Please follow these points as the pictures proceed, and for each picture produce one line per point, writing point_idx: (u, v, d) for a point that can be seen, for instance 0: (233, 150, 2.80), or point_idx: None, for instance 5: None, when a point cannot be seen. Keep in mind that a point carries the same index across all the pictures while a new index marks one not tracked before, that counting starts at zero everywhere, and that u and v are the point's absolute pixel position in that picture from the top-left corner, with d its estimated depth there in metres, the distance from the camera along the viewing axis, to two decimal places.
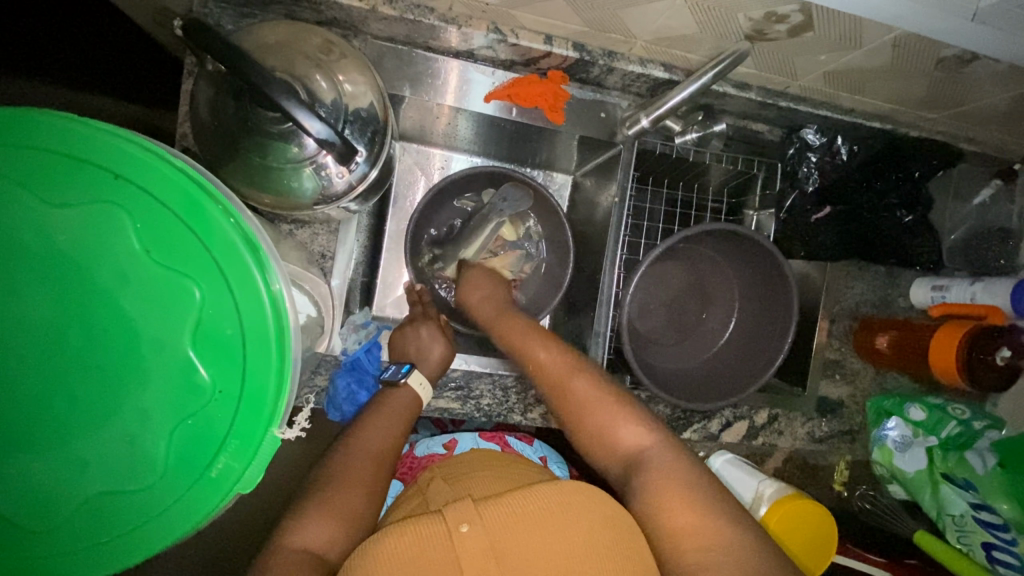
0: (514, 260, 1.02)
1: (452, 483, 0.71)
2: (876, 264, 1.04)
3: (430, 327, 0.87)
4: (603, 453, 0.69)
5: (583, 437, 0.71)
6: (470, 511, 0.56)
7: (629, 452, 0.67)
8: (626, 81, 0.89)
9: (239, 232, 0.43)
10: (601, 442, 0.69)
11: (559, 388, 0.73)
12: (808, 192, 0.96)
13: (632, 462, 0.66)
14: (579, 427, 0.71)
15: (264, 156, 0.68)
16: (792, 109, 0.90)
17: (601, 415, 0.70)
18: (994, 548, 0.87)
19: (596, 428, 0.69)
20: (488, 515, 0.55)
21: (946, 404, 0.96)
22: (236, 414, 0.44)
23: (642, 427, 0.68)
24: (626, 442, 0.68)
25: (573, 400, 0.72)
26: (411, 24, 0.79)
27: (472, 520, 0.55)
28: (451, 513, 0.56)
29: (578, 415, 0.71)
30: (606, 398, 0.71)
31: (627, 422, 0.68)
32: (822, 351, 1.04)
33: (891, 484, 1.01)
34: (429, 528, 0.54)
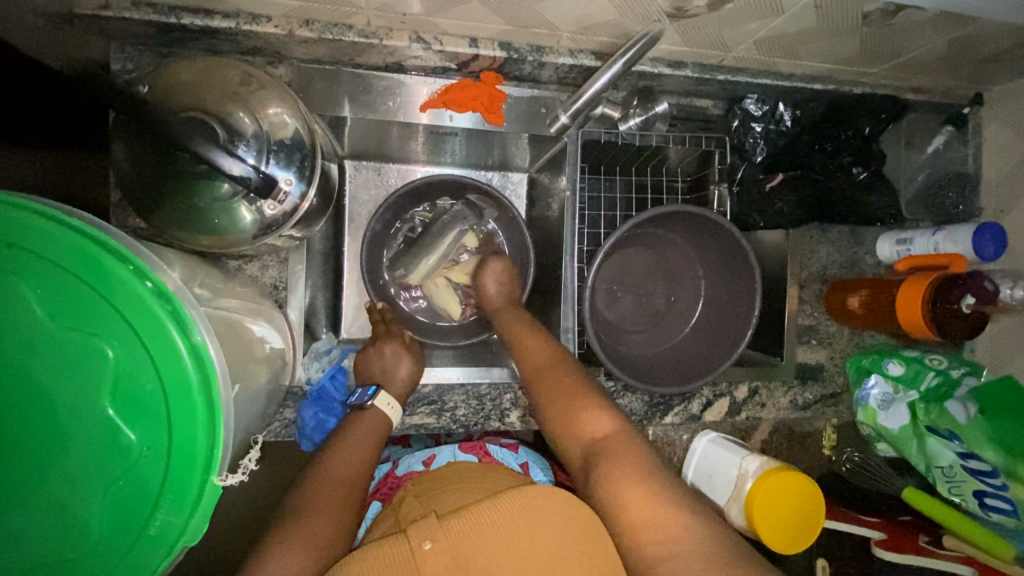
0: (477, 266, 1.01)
1: (424, 499, 0.71)
2: (839, 224, 1.03)
3: (396, 343, 0.87)
4: (569, 442, 0.68)
5: (551, 423, 0.71)
6: (434, 527, 0.55)
7: (590, 438, 0.65)
8: (560, 74, 0.88)
9: (147, 286, 0.42)
10: (566, 430, 0.68)
11: (539, 373, 0.75)
12: (757, 161, 0.97)
13: (593, 448, 0.64)
14: (548, 410, 0.71)
15: (193, 197, 0.67)
16: (733, 81, 0.90)
17: (569, 403, 0.69)
18: (986, 495, 0.85)
19: (565, 410, 0.69)
20: (452, 531, 0.54)
21: (923, 356, 0.97)
22: (168, 470, 0.43)
23: (605, 416, 0.66)
24: (589, 431, 0.66)
25: (551, 383, 0.73)
26: (332, 44, 0.78)
27: (435, 537, 0.54)
28: (415, 531, 0.55)
29: (549, 400, 0.72)
30: (577, 390, 0.70)
31: (591, 410, 0.67)
32: (796, 319, 1.03)
33: (880, 443, 1.01)
34: (392, 549, 0.54)
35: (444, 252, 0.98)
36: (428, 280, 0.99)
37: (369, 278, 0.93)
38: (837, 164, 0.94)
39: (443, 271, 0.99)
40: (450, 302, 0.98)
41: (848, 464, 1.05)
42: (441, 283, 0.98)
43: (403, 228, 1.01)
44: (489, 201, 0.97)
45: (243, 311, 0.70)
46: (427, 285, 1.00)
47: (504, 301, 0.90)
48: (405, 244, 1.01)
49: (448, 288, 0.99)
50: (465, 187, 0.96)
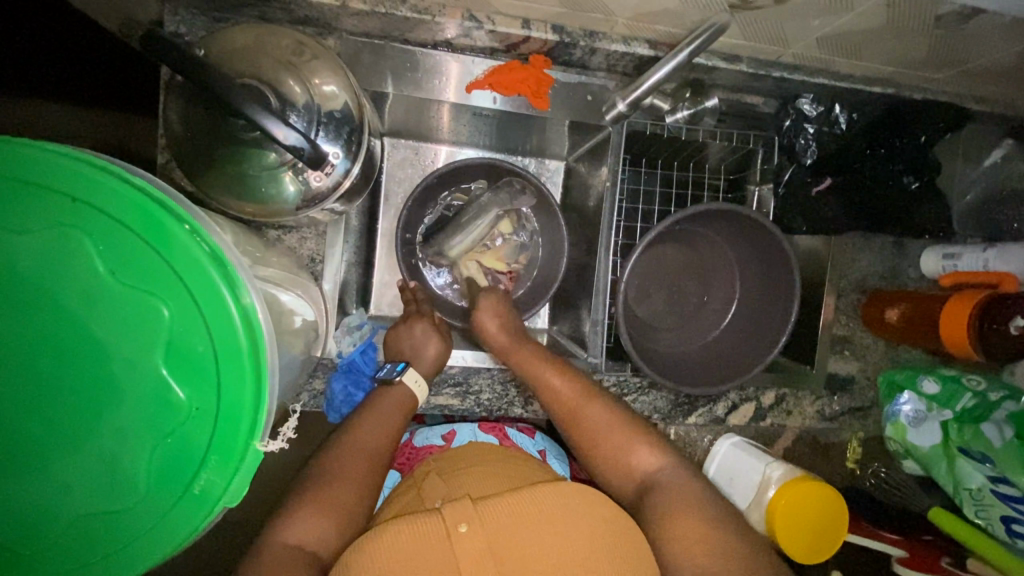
0: (508, 251, 1.02)
1: (448, 478, 0.72)
2: (883, 234, 1.01)
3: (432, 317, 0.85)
4: (618, 479, 0.71)
5: (596, 463, 0.73)
6: (468, 511, 0.55)
7: (645, 474, 0.70)
8: (611, 61, 0.86)
9: (205, 250, 0.43)
10: (615, 470, 0.72)
11: (571, 414, 0.74)
12: (806, 164, 0.93)
13: (648, 484, 0.68)
14: (593, 451, 0.73)
15: (241, 164, 0.67)
16: (787, 79, 0.87)
17: (615, 441, 0.72)
18: (1014, 522, 0.84)
19: (613, 450, 0.72)
20: (488, 517, 0.55)
21: (961, 376, 0.93)
22: (214, 431, 0.44)
23: (654, 451, 0.71)
24: (641, 466, 0.70)
25: (587, 423, 0.73)
26: (384, 18, 0.77)
27: (471, 520, 0.54)
28: (449, 512, 0.55)
29: (592, 442, 0.73)
30: (621, 427, 0.72)
31: (640, 446, 0.71)
32: (830, 328, 1.00)
33: (906, 460, 0.99)
34: (426, 526, 0.54)
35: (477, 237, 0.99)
36: (459, 261, 1.01)
37: (402, 253, 0.93)
38: (888, 172, 0.91)
39: (475, 253, 1.01)
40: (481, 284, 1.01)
41: (872, 478, 1.04)
42: (472, 267, 1.00)
43: (436, 208, 1.00)
44: (529, 186, 0.95)
45: (274, 278, 0.69)
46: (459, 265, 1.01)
47: (508, 338, 0.82)
48: (439, 224, 1.00)
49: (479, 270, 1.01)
50: (504, 170, 0.95)
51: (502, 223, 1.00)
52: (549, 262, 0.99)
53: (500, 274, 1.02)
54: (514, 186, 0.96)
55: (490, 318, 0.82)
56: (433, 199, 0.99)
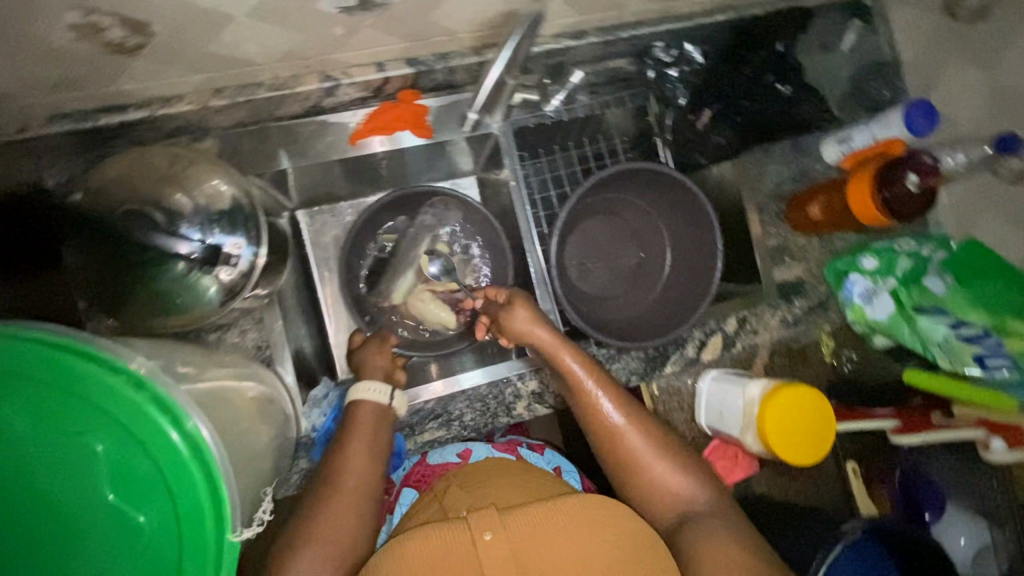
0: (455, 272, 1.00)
1: (471, 490, 0.73)
2: (780, 141, 1.04)
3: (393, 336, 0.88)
4: (652, 501, 0.79)
5: (635, 488, 0.80)
6: (493, 519, 0.58)
7: (677, 502, 0.78)
8: (474, 74, 0.89)
9: (147, 394, 0.45)
10: (647, 494, 0.80)
11: (617, 436, 0.80)
12: (682, 104, 0.99)
13: (683, 514, 0.77)
14: (633, 474, 0.80)
15: (149, 283, 0.69)
16: (637, 35, 0.92)
17: (659, 466, 0.79)
18: (985, 358, 0.87)
19: (652, 475, 0.79)
20: (512, 523, 0.58)
21: (892, 244, 1.00)
22: (184, 540, 0.46)
23: (690, 478, 0.79)
24: (678, 492, 0.78)
25: (629, 450, 0.80)
26: (248, 105, 0.80)
27: (495, 527, 0.57)
28: (475, 520, 0.58)
29: (632, 465, 0.80)
30: (661, 454, 0.80)
31: (677, 471, 0.79)
32: (764, 241, 1.04)
33: (875, 338, 1.02)
34: (453, 533, 0.57)
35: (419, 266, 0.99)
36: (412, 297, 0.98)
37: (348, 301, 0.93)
38: (758, 84, 0.97)
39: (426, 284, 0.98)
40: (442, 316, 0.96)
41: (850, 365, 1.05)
42: (426, 296, 0.96)
43: (364, 257, 1.00)
44: (450, 201, 0.97)
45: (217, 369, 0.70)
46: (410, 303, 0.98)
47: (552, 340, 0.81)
48: (372, 274, 1.00)
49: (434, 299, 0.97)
50: (417, 194, 0.95)
51: (440, 242, 1.01)
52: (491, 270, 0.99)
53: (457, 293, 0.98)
54: (434, 205, 0.98)
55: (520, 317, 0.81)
56: (359, 249, 0.98)
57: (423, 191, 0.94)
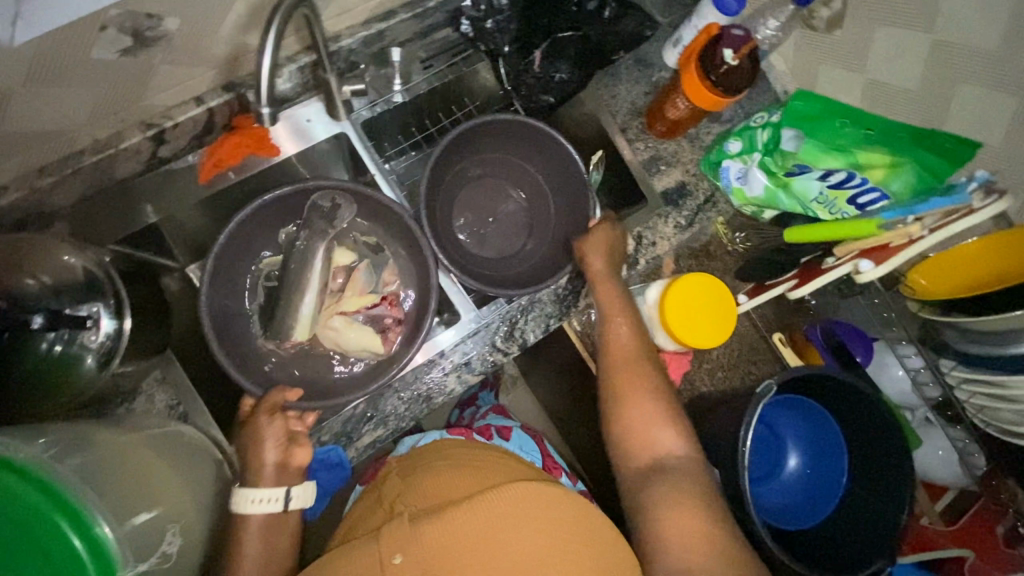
0: (365, 281, 0.96)
1: (408, 477, 0.71)
2: (621, 59, 1.06)
3: (290, 391, 0.80)
4: (635, 452, 0.81)
5: (620, 429, 0.83)
6: (403, 540, 0.56)
7: (658, 458, 0.79)
8: (298, 81, 0.90)
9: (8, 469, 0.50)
10: (628, 444, 0.82)
11: (626, 379, 0.85)
12: (507, 51, 1.00)
13: (659, 466, 0.79)
14: (621, 416, 0.83)
15: (20, 369, 0.70)
16: (445, 0, 0.94)
17: (661, 420, 0.82)
18: (858, 197, 0.91)
19: (646, 425, 0.82)
20: (420, 540, 0.55)
21: (749, 122, 1.02)
22: None
23: (683, 439, 0.81)
24: (668, 449, 0.80)
25: (632, 401, 0.83)
26: (78, 175, 0.80)
27: (403, 550, 0.55)
28: (388, 539, 0.56)
29: (627, 406, 0.83)
30: (669, 413, 0.83)
31: (674, 431, 0.81)
32: (636, 155, 1.05)
33: (765, 214, 1.04)
34: (368, 555, 0.56)
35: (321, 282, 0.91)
36: (321, 326, 0.92)
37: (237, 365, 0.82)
38: (575, 13, 1.01)
39: (334, 307, 0.93)
40: (364, 331, 0.91)
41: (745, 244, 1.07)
42: (338, 322, 0.91)
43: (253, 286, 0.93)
44: (339, 195, 0.90)
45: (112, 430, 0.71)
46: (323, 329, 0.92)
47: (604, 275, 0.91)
48: (270, 305, 0.92)
49: (349, 321, 0.91)
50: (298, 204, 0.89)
51: (339, 252, 0.95)
52: (400, 274, 0.97)
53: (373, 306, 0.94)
54: (324, 208, 0.91)
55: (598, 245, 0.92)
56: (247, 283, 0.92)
57: (289, 193, 0.85)
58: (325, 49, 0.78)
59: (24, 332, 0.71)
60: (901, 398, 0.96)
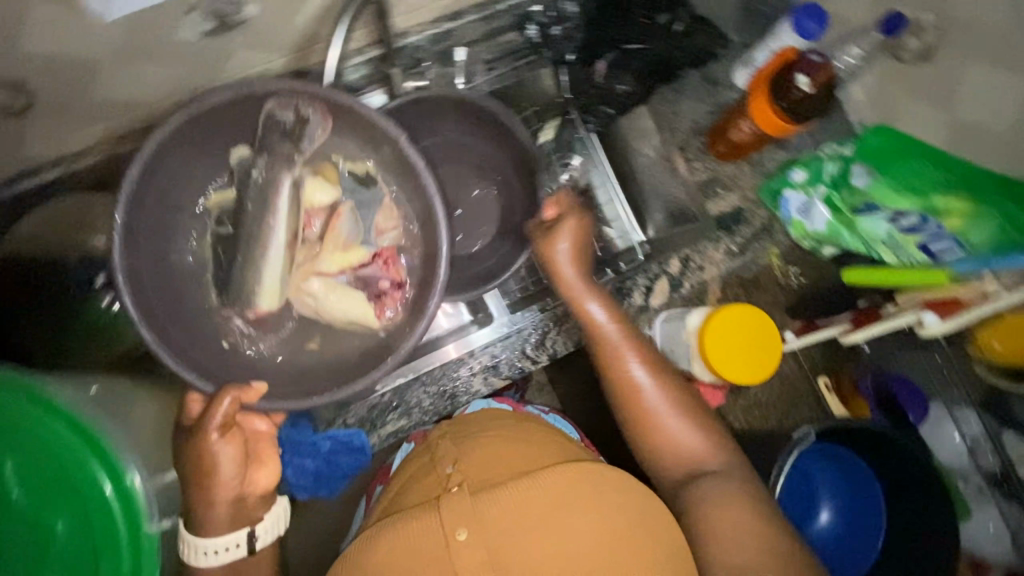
0: (348, 226, 0.78)
1: (460, 443, 0.72)
2: (687, 78, 1.04)
3: (247, 390, 0.64)
4: (665, 462, 0.74)
5: (646, 446, 0.75)
6: (466, 515, 0.58)
7: (690, 462, 0.73)
8: (364, 74, 0.92)
9: (46, 411, 0.52)
10: (656, 453, 0.75)
11: (627, 393, 0.76)
12: (570, 59, 1.01)
13: (695, 471, 0.71)
14: (638, 428, 0.75)
15: (86, 318, 0.79)
16: (514, 5, 0.95)
17: (673, 422, 0.74)
18: (929, 243, 0.85)
19: (663, 432, 0.74)
20: (485, 517, 0.57)
21: (818, 152, 0.99)
22: (92, 543, 0.52)
23: (708, 436, 0.74)
24: (693, 447, 0.73)
25: (639, 409, 0.75)
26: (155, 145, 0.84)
27: (468, 525, 0.57)
28: (449, 514, 0.58)
29: (638, 420, 0.75)
30: (681, 412, 0.75)
31: (696, 426, 0.74)
32: (693, 175, 1.02)
33: (824, 250, 0.99)
34: (431, 527, 0.58)
35: (292, 233, 0.73)
36: (293, 290, 0.75)
37: (195, 360, 0.67)
38: (647, 23, 0.99)
39: (310, 266, 0.76)
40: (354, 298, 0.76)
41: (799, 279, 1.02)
42: (315, 286, 0.75)
43: (202, 232, 0.75)
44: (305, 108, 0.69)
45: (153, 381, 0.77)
46: (296, 296, 0.76)
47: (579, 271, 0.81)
48: (225, 258, 0.74)
49: (335, 288, 0.76)
50: (252, 113, 0.68)
51: (310, 186, 0.75)
52: (398, 221, 0.78)
53: (364, 265, 0.78)
54: (285, 124, 0.69)
55: (561, 246, 0.81)
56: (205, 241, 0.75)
57: (226, 102, 0.64)
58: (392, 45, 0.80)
59: (95, 288, 0.80)
60: (950, 461, 0.89)
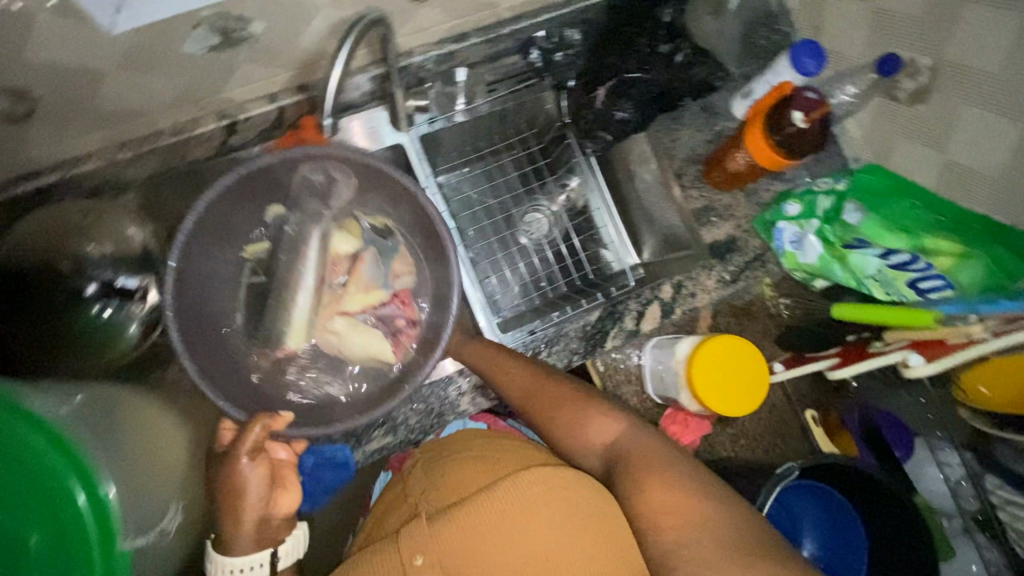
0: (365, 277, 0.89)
1: (430, 471, 0.77)
2: (686, 107, 1.05)
3: (276, 419, 0.70)
4: (586, 454, 0.75)
5: (565, 445, 0.77)
6: (423, 540, 0.64)
7: (604, 444, 0.73)
8: (368, 91, 0.93)
9: (20, 421, 0.51)
10: (579, 447, 0.75)
11: (532, 401, 0.79)
12: (572, 85, 1.04)
13: (612, 454, 0.72)
14: (556, 429, 0.77)
15: (73, 326, 0.78)
16: (518, 29, 0.95)
17: (567, 414, 0.76)
18: (919, 280, 0.86)
19: (575, 427, 0.76)
20: (438, 541, 0.63)
21: (813, 186, 1.00)
22: (66, 556, 0.51)
23: (613, 421, 0.74)
24: (605, 437, 0.74)
25: (543, 409, 0.78)
26: (156, 153, 0.85)
27: (423, 550, 0.63)
28: (406, 542, 0.64)
29: (552, 421, 0.77)
30: (577, 404, 0.77)
31: (602, 419, 0.75)
32: (688, 203, 1.03)
33: (816, 283, 1.00)
34: (388, 556, 0.64)
35: (317, 277, 0.85)
36: (317, 328, 0.86)
37: (231, 392, 0.74)
38: (645, 55, 1.01)
39: (334, 306, 0.87)
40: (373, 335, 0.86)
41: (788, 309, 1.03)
42: (339, 324, 0.86)
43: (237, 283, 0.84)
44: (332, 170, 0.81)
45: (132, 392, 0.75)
46: (320, 334, 0.86)
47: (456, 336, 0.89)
48: (257, 308, 0.85)
49: (353, 326, 0.87)
50: (286, 178, 0.79)
51: (336, 238, 0.88)
52: (411, 265, 0.89)
53: (382, 304, 0.89)
54: (314, 181, 0.81)
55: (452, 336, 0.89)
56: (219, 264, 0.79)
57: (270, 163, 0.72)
58: (396, 64, 0.81)
59: (87, 296, 0.80)
60: (935, 499, 0.88)
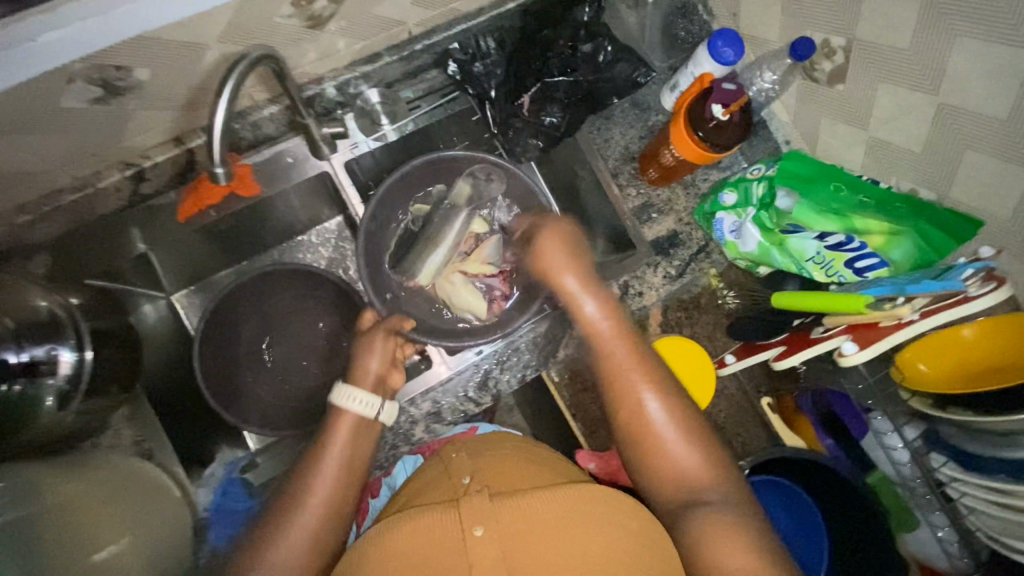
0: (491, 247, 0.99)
1: (475, 456, 0.69)
2: (615, 105, 1.04)
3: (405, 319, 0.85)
4: (656, 475, 0.68)
5: (638, 456, 0.69)
6: (486, 512, 0.55)
7: (682, 474, 0.67)
8: (280, 123, 0.90)
9: None
10: (647, 464, 0.69)
11: (618, 387, 0.72)
12: (494, 95, 0.99)
13: (690, 489, 0.65)
14: (633, 435, 0.70)
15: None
16: (432, 43, 0.93)
17: (665, 428, 0.69)
18: (855, 261, 0.87)
19: (655, 443, 0.68)
20: (504, 519, 0.54)
21: (746, 175, 0.98)
22: None
23: (704, 450, 0.68)
24: (687, 465, 0.67)
25: (636, 408, 0.70)
26: (60, 212, 0.82)
27: (486, 522, 0.54)
28: (467, 510, 0.55)
29: (633, 421, 0.70)
30: (677, 418, 0.69)
31: (692, 441, 0.68)
32: (624, 203, 1.02)
33: (760, 270, 0.99)
34: (444, 523, 0.54)
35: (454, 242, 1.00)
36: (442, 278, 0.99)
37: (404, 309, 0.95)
38: (575, 54, 0.97)
39: (457, 266, 0.99)
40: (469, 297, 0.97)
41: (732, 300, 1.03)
42: (457, 280, 0.97)
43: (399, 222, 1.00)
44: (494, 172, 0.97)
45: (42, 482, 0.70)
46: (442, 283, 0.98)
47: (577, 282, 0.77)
48: (400, 248, 1.00)
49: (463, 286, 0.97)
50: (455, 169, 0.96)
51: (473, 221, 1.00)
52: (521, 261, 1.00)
53: (491, 277, 0.99)
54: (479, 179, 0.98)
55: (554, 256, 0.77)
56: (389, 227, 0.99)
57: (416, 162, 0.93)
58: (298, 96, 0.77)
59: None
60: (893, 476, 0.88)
